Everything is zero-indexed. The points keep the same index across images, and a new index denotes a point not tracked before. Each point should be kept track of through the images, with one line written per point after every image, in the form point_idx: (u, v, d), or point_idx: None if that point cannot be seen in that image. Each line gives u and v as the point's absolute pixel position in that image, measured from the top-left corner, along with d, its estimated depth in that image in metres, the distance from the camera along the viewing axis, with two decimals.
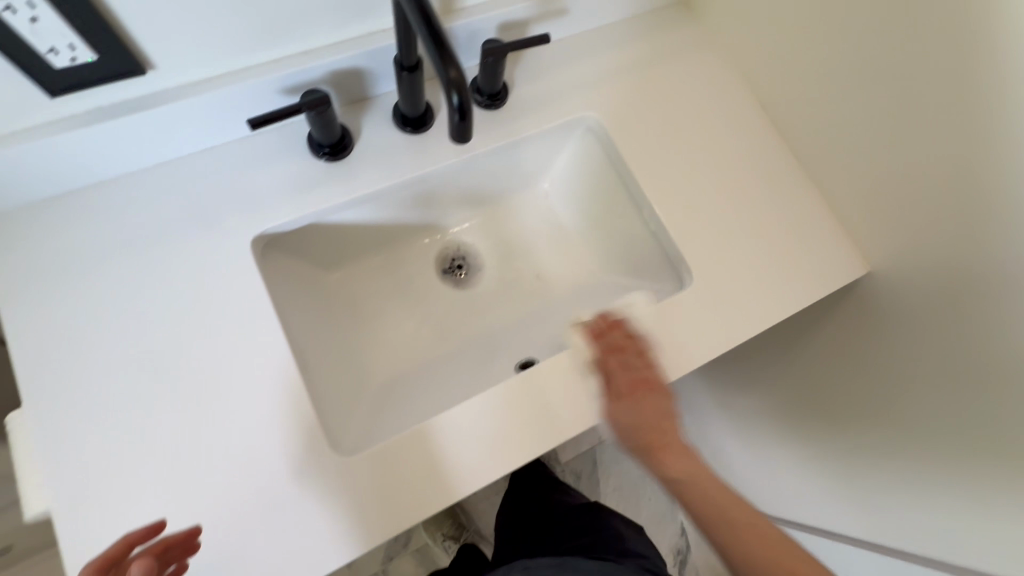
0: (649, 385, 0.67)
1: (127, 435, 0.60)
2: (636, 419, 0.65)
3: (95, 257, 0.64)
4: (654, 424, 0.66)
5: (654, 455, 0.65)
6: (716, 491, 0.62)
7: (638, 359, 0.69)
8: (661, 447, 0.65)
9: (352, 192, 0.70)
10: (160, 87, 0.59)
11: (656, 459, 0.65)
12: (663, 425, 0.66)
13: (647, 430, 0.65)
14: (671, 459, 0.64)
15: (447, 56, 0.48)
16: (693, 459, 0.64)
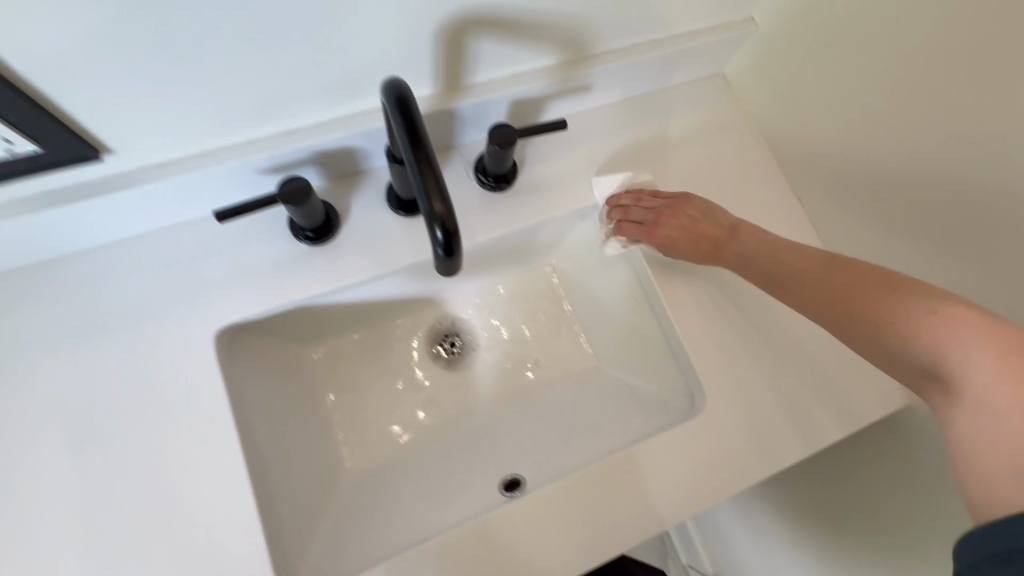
0: (670, 213, 0.66)
1: (55, 555, 0.53)
2: (684, 244, 0.64)
3: (53, 338, 0.59)
4: (693, 233, 0.64)
5: (709, 254, 0.63)
6: (795, 261, 0.55)
7: (656, 218, 0.66)
8: (721, 245, 0.62)
9: (333, 281, 0.63)
10: (122, 169, 0.53)
11: (711, 256, 0.63)
12: (706, 227, 0.63)
13: (703, 258, 0.63)
14: (730, 246, 0.61)
15: (432, 184, 0.40)
16: (745, 243, 0.60)
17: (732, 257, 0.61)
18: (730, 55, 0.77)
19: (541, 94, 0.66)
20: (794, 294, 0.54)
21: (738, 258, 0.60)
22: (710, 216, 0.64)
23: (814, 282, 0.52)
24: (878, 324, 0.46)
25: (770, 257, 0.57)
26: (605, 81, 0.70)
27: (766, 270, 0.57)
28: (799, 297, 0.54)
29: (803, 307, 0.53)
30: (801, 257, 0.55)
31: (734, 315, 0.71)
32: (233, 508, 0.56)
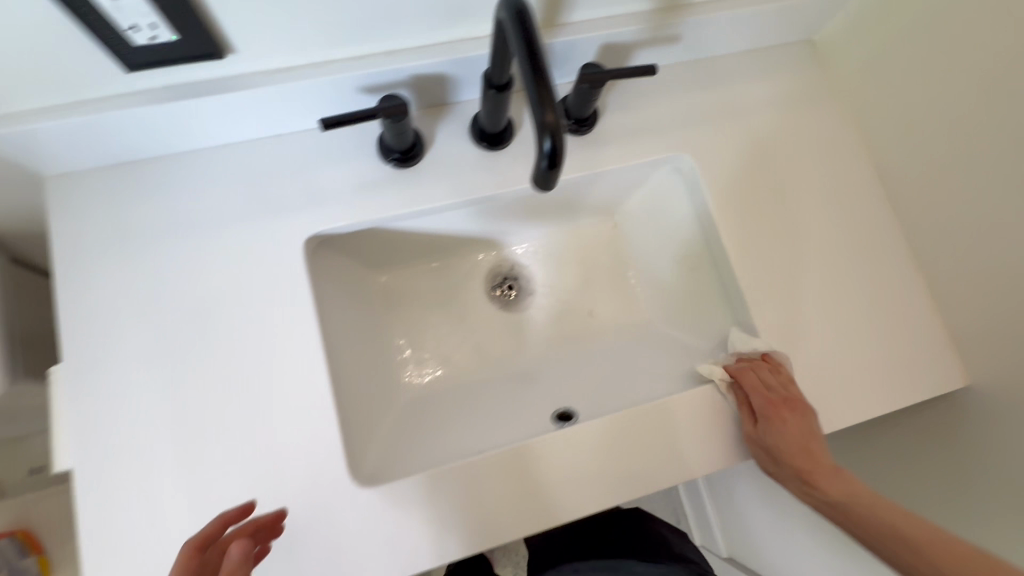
0: (793, 406, 0.62)
1: (154, 426, 0.58)
2: (783, 436, 0.61)
3: (146, 233, 0.61)
4: (802, 448, 0.60)
5: (807, 477, 0.59)
6: (890, 515, 0.54)
7: (783, 404, 0.62)
8: (818, 474, 0.59)
9: (416, 204, 0.66)
10: (240, 71, 0.56)
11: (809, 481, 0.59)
12: (815, 452, 0.60)
13: (800, 454, 0.60)
14: (829, 482, 0.58)
15: (545, 95, 0.42)
16: (852, 481, 0.58)
17: (825, 489, 0.58)
18: (822, 21, 0.76)
19: (631, 40, 0.67)
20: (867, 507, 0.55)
21: (819, 466, 0.59)
22: (820, 444, 0.61)
23: (922, 529, 0.52)
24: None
25: (854, 485, 0.57)
26: (695, 34, 0.70)
27: (831, 473, 0.58)
28: (857, 504, 0.56)
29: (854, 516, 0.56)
30: (902, 514, 0.53)
31: (800, 279, 0.71)
32: (311, 401, 0.60)
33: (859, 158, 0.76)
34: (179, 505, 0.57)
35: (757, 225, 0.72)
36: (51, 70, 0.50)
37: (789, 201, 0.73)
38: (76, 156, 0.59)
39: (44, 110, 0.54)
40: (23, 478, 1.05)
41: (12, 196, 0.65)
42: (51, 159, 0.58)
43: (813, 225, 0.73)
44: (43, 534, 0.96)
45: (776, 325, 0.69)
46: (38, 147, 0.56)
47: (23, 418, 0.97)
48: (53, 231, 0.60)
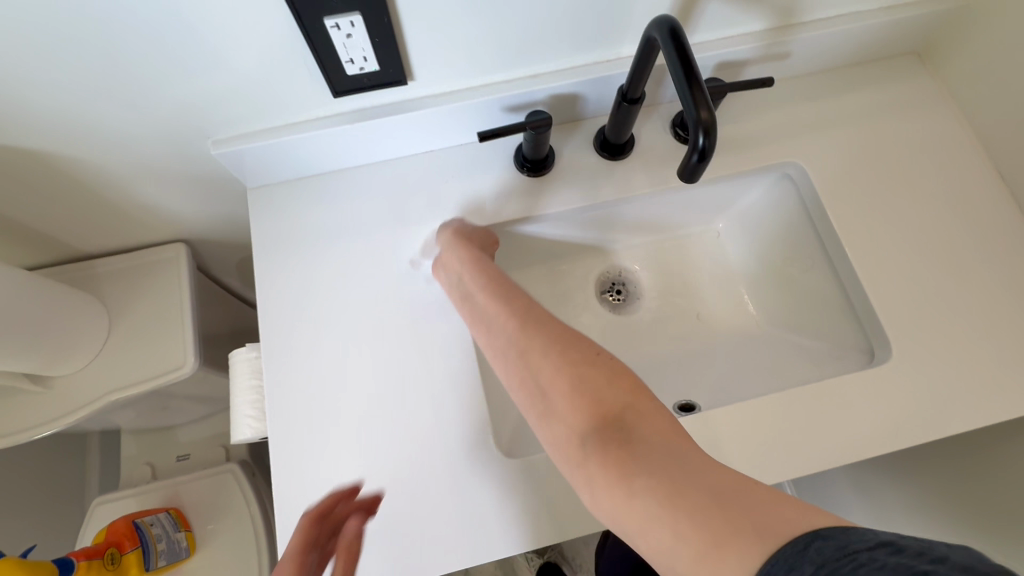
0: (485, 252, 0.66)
1: (331, 399, 0.67)
2: (480, 271, 0.59)
3: (325, 233, 0.72)
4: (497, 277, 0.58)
5: (488, 306, 0.56)
6: (517, 309, 0.53)
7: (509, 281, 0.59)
8: (507, 292, 0.56)
9: (544, 208, 0.74)
10: (412, 95, 0.67)
11: (488, 308, 0.55)
12: (494, 275, 0.58)
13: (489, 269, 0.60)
14: (527, 302, 0.54)
15: (697, 97, 0.49)
16: (534, 305, 0.54)
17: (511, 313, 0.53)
18: (931, 33, 0.79)
19: (745, 57, 0.73)
20: (542, 354, 0.49)
21: (513, 303, 0.54)
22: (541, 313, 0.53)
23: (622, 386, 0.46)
24: (628, 448, 0.42)
25: (581, 344, 0.49)
26: (805, 50, 0.75)
27: (528, 325, 0.52)
28: (546, 346, 0.49)
29: (531, 346, 0.50)
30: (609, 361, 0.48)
31: (924, 278, 0.71)
32: (461, 380, 0.67)
33: (978, 162, 0.77)
34: (346, 469, 0.64)
35: (873, 225, 0.74)
36: (276, 98, 0.62)
37: (907, 203, 0.75)
38: (276, 171, 0.71)
39: (260, 132, 0.66)
40: (172, 464, 1.18)
41: (216, 206, 0.79)
42: (257, 173, 0.71)
43: (932, 226, 0.74)
44: (190, 514, 1.08)
45: (907, 321, 0.69)
46: (251, 163, 0.68)
47: (180, 408, 1.11)
48: (253, 233, 0.72)
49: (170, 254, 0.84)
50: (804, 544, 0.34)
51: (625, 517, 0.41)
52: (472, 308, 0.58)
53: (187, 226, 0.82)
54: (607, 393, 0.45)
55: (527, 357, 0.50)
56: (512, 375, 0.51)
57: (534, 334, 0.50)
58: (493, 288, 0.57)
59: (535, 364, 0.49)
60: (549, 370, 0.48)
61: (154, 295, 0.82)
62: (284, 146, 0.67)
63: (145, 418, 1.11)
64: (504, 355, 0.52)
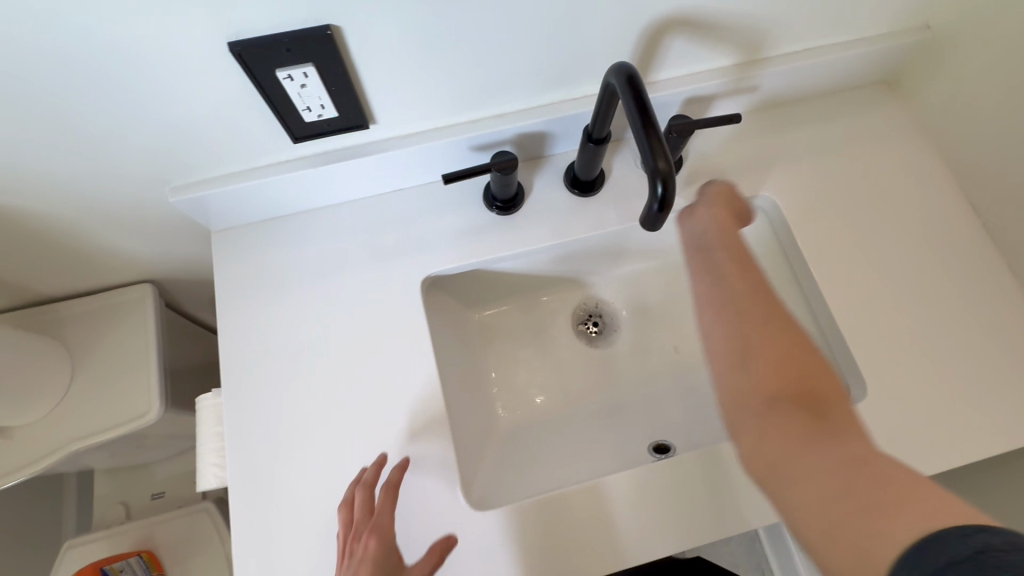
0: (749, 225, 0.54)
1: (294, 452, 0.64)
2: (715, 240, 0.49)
3: (290, 276, 0.70)
4: (738, 253, 0.47)
5: (728, 275, 0.46)
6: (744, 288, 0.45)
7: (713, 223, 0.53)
8: (744, 264, 0.47)
9: (515, 246, 0.73)
10: (376, 137, 0.66)
11: (733, 280, 0.45)
12: (737, 248, 0.48)
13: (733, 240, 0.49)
14: (748, 278, 0.45)
15: (656, 146, 0.48)
16: (756, 281, 0.45)
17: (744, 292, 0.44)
18: (900, 62, 0.79)
19: (714, 92, 0.72)
20: (762, 323, 0.42)
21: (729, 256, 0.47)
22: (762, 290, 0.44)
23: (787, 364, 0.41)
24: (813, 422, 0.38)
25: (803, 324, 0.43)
26: (774, 83, 0.74)
27: (757, 292, 0.44)
28: (756, 306, 0.43)
29: (747, 305, 0.44)
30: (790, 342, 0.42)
31: (898, 312, 0.71)
32: (428, 428, 0.65)
33: (950, 192, 0.76)
34: (312, 524, 0.62)
35: (846, 258, 0.73)
36: (235, 144, 0.61)
37: (880, 235, 0.74)
38: (239, 214, 0.70)
39: (221, 177, 0.65)
40: (146, 502, 1.15)
41: (181, 248, 0.77)
42: (220, 217, 0.69)
43: (905, 257, 0.73)
44: (163, 555, 1.05)
45: (880, 359, 0.69)
46: (213, 207, 0.67)
47: (152, 445, 1.08)
48: (216, 277, 0.70)
49: (135, 295, 0.82)
50: (965, 533, 0.30)
51: (794, 484, 0.37)
52: (707, 263, 0.48)
53: (152, 267, 0.80)
54: (809, 375, 0.40)
55: (747, 324, 0.43)
56: (724, 331, 0.43)
57: (750, 306, 0.43)
58: (736, 252, 0.47)
59: (737, 320, 0.43)
60: (764, 337, 0.42)
61: (119, 339, 0.80)
62: (246, 191, 0.66)
63: (117, 457, 1.08)
64: (720, 309, 0.44)
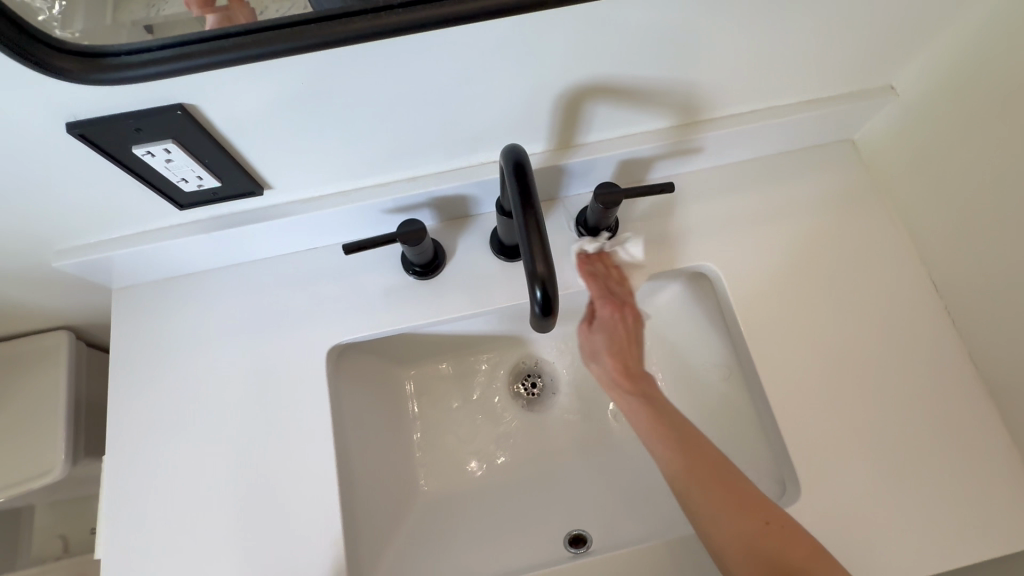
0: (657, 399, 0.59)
1: (177, 534, 0.61)
2: (666, 433, 0.55)
3: (190, 340, 0.67)
4: (685, 442, 0.55)
5: (674, 469, 0.54)
6: (701, 509, 0.52)
7: (619, 282, 0.68)
8: (688, 447, 0.54)
9: (433, 313, 0.68)
10: (277, 201, 0.62)
11: (675, 472, 0.54)
12: (676, 425, 0.56)
13: (687, 438, 0.55)
14: (690, 470, 0.53)
15: (537, 247, 0.43)
16: (700, 474, 0.53)
17: (688, 475, 0.53)
18: (862, 121, 0.72)
19: (650, 155, 0.67)
20: (714, 496, 0.52)
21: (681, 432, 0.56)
22: (716, 463, 0.54)
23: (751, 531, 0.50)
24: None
25: (742, 480, 0.53)
26: (718, 145, 0.69)
27: (706, 457, 0.54)
28: (734, 503, 0.51)
29: (706, 490, 0.52)
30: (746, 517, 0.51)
31: (843, 401, 0.65)
32: (322, 515, 0.61)
33: (910, 266, 0.70)
34: None
35: (790, 338, 0.67)
36: (118, 212, 0.57)
37: (830, 315, 0.68)
38: (139, 273, 0.66)
39: (112, 241, 0.61)
40: (85, 536, 1.13)
41: (90, 301, 0.74)
42: (118, 276, 0.66)
43: (856, 339, 0.67)
44: None
45: (818, 454, 0.63)
46: (107, 269, 0.63)
47: (92, 481, 1.06)
48: (113, 338, 0.66)
49: (50, 342, 0.79)
50: None
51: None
52: (674, 482, 0.54)
53: (65, 316, 0.77)
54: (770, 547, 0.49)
55: (707, 491, 0.52)
56: (695, 510, 0.52)
57: (711, 491, 0.52)
58: (681, 437, 0.55)
59: (723, 529, 0.51)
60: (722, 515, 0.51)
61: (29, 390, 0.77)
62: (138, 254, 0.62)
63: (57, 490, 1.07)
64: (691, 480, 0.53)
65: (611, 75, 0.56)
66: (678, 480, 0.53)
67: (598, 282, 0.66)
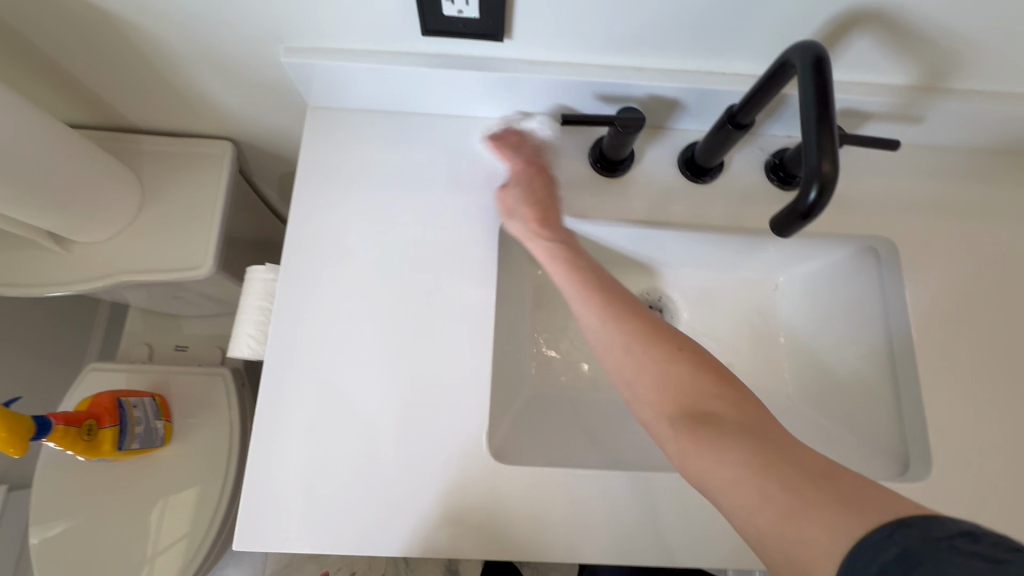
0: (591, 266, 0.56)
1: (333, 343, 0.63)
2: (604, 310, 0.52)
3: (375, 172, 0.67)
4: (638, 319, 0.52)
5: (604, 346, 0.52)
6: (642, 377, 0.49)
7: (534, 150, 0.65)
8: (622, 319, 0.51)
9: (609, 211, 0.68)
10: (504, 55, 0.61)
11: (608, 352, 0.51)
12: (613, 299, 0.53)
13: (617, 297, 0.54)
14: (621, 340, 0.51)
15: (825, 146, 0.42)
16: (633, 331, 0.51)
17: (620, 349, 0.50)
18: None
19: (874, 110, 0.65)
20: (656, 356, 0.49)
21: (656, 327, 0.52)
22: (658, 328, 0.51)
23: (690, 382, 0.47)
24: (707, 429, 0.44)
25: (674, 331, 0.52)
26: (941, 120, 0.66)
27: (644, 323, 0.52)
28: (671, 356, 0.49)
29: (653, 355, 0.49)
30: (685, 374, 0.47)
31: (990, 401, 0.65)
32: (471, 363, 0.63)
33: None
34: (332, 419, 0.60)
35: (953, 328, 0.67)
36: (361, 22, 0.57)
37: (999, 319, 0.67)
38: (341, 95, 0.67)
39: (335, 52, 0.61)
40: (168, 351, 1.19)
41: (271, 115, 0.75)
42: (321, 92, 0.67)
43: (1017, 348, 0.67)
44: (173, 403, 1.09)
45: (957, 447, 0.63)
46: (318, 80, 0.64)
47: (190, 301, 1.10)
48: (302, 151, 0.68)
49: (215, 151, 0.81)
50: (886, 531, 0.34)
51: (712, 472, 0.42)
52: (608, 357, 0.52)
53: (238, 127, 0.79)
54: (701, 395, 0.46)
55: (641, 353, 0.50)
56: (634, 364, 0.49)
57: (646, 354, 0.49)
58: (615, 302, 0.53)
59: (660, 392, 0.48)
60: (654, 368, 0.48)
61: (193, 188, 0.80)
62: (356, 73, 0.62)
63: (155, 301, 1.11)
64: (627, 340, 0.50)
65: (898, 6, 0.53)
66: (608, 335, 0.51)
67: (507, 151, 0.65)
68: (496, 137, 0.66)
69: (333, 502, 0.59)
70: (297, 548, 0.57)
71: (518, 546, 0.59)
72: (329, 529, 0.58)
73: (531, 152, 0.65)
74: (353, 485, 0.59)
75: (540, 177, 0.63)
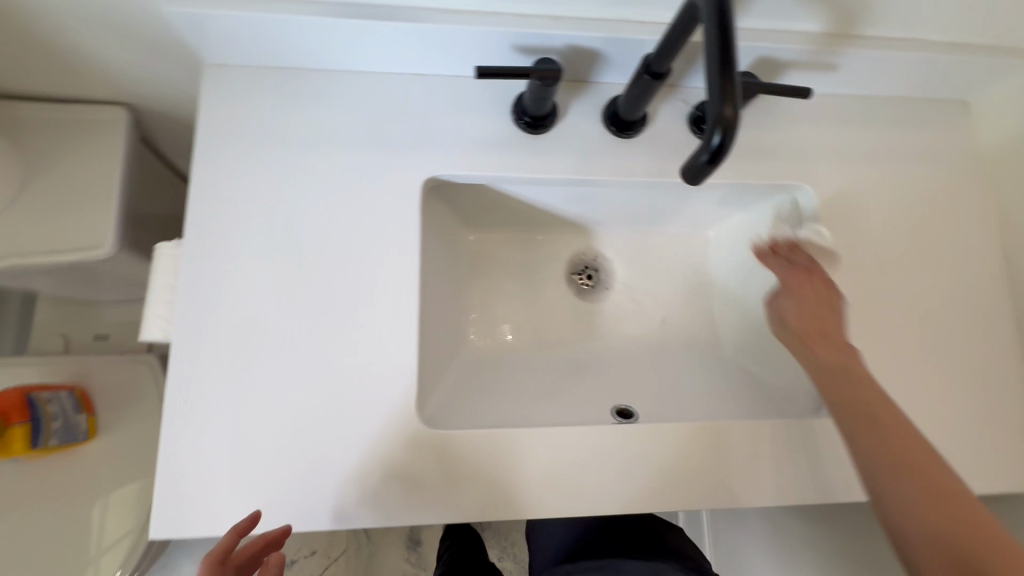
0: (824, 334, 0.59)
1: (246, 320, 0.59)
2: (844, 390, 0.55)
3: (282, 135, 0.63)
4: (852, 387, 0.55)
5: (865, 433, 0.52)
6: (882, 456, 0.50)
7: (790, 254, 0.66)
8: (877, 415, 0.52)
9: (534, 169, 0.66)
10: (413, 3, 0.58)
11: (871, 437, 0.51)
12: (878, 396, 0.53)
13: (837, 375, 0.56)
14: (880, 429, 0.51)
15: (728, 90, 0.42)
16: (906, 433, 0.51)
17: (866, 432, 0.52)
18: (984, 85, 0.74)
19: (789, 59, 0.65)
20: (913, 445, 0.50)
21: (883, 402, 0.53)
22: (873, 395, 0.54)
23: (900, 442, 0.50)
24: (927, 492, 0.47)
25: (882, 397, 0.54)
26: (853, 67, 0.68)
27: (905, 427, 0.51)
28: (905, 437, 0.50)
29: (920, 452, 0.49)
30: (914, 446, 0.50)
31: (895, 338, 0.69)
32: (394, 331, 0.61)
33: (985, 233, 0.74)
34: (249, 399, 0.58)
35: (863, 271, 0.70)
36: None
37: (904, 260, 0.71)
38: (239, 50, 0.62)
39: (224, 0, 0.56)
40: (87, 342, 1.11)
41: (166, 76, 0.68)
42: (216, 46, 0.61)
43: (920, 286, 0.71)
44: (96, 396, 1.02)
45: None
46: (209, 32, 0.58)
47: (106, 287, 1.02)
48: (200, 114, 0.62)
49: (108, 118, 0.74)
50: None
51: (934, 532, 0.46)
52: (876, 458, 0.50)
53: (130, 90, 0.71)
54: (902, 452, 0.50)
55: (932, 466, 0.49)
56: (867, 437, 0.51)
57: (906, 442, 0.50)
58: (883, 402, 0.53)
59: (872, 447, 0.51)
60: (893, 442, 0.50)
61: (85, 160, 0.73)
62: (250, 23, 0.57)
63: (66, 289, 1.03)
64: (915, 459, 0.49)
65: None
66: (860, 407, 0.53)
67: (779, 268, 0.65)
68: (764, 250, 0.67)
69: (255, 482, 0.57)
70: (224, 529, 0.56)
71: (453, 510, 0.59)
72: (254, 507, 0.57)
73: (798, 254, 0.66)
74: (275, 464, 0.58)
75: (797, 271, 0.64)
